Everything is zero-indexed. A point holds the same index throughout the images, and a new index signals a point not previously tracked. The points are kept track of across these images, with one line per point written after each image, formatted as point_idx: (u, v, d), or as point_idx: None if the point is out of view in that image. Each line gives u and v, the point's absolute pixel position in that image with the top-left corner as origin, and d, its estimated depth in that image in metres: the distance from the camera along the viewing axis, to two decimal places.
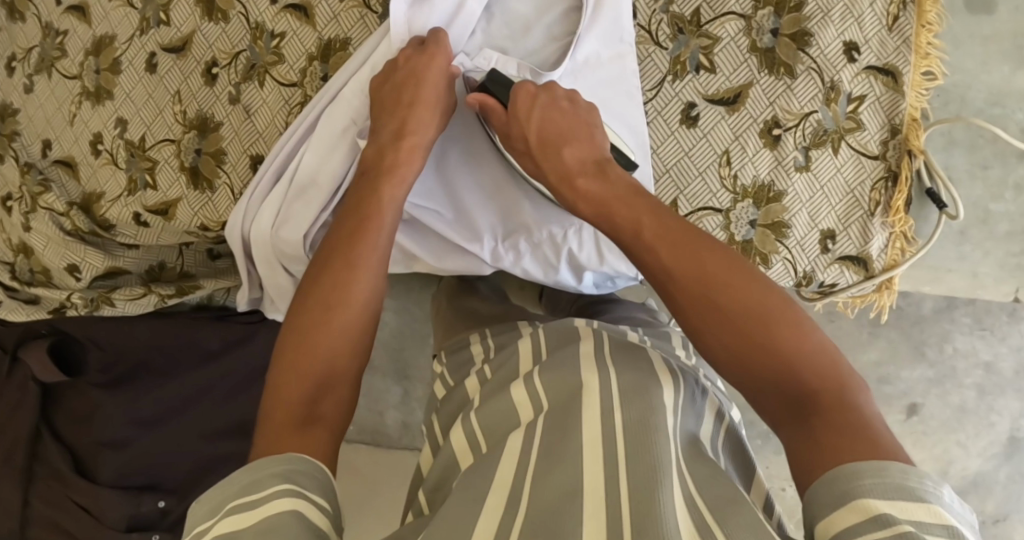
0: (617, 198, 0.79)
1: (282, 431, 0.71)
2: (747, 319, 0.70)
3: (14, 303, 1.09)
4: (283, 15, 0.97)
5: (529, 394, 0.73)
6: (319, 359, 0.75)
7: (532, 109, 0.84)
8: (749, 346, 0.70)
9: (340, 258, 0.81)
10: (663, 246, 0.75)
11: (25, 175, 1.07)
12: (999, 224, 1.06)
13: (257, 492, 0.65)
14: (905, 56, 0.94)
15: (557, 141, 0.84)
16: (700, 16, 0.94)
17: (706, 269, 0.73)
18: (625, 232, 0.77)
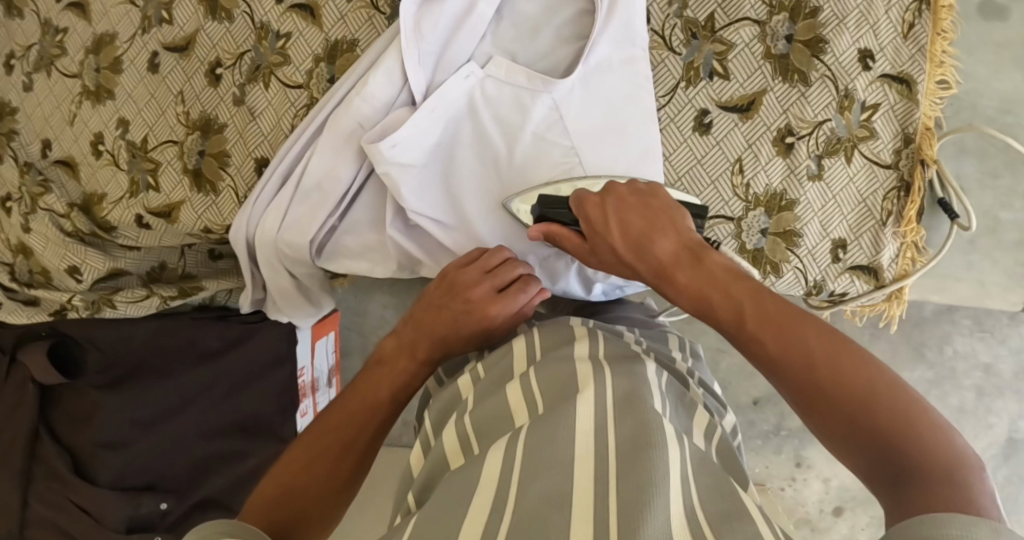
0: (714, 280, 0.74)
1: (272, 505, 0.78)
2: (862, 409, 0.65)
3: (13, 305, 1.07)
4: (289, 15, 0.95)
5: (524, 395, 0.74)
6: (322, 460, 0.80)
7: (606, 214, 0.81)
8: (863, 435, 0.65)
9: (379, 362, 0.88)
10: (763, 329, 0.70)
11: (24, 176, 1.05)
12: (1009, 233, 1.00)
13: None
14: (920, 64, 0.93)
15: (651, 229, 0.79)
16: (714, 21, 0.93)
17: (805, 350, 0.68)
18: (722, 315, 0.72)
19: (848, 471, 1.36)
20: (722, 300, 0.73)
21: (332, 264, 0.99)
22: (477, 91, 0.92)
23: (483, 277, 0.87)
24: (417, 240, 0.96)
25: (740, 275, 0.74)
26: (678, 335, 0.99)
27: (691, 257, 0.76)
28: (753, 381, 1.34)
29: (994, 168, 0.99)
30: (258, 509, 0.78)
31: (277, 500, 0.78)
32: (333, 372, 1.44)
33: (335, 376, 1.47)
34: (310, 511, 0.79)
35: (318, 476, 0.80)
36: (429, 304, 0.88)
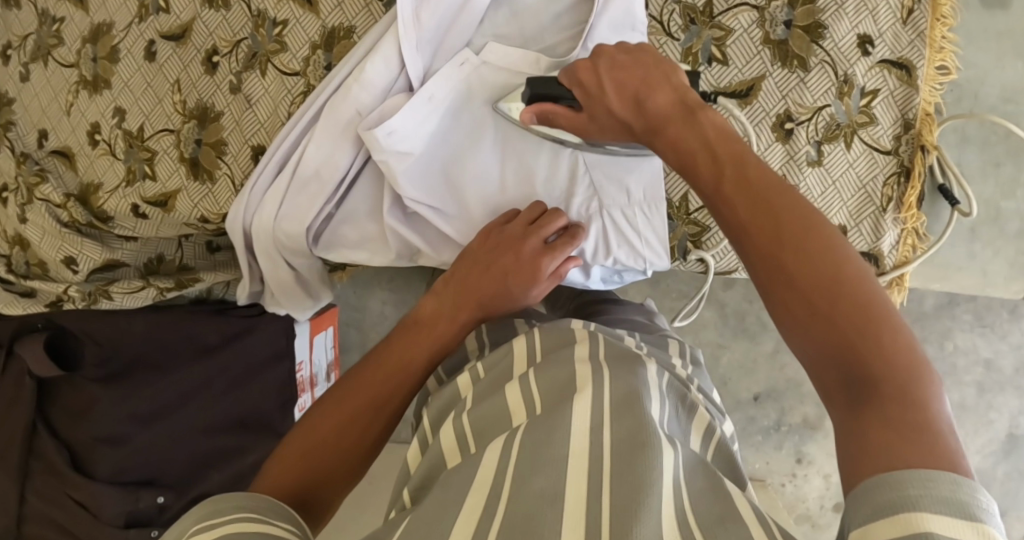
0: (704, 144, 0.72)
1: (293, 467, 0.75)
2: (818, 296, 0.64)
3: (8, 296, 1.06)
4: (286, 2, 0.95)
5: (524, 398, 0.73)
6: (349, 424, 0.78)
7: (602, 78, 0.78)
8: (819, 317, 0.63)
9: (409, 330, 0.87)
10: (745, 198, 0.68)
11: (21, 166, 1.04)
12: (1010, 222, 0.99)
13: (221, 518, 0.64)
14: (919, 49, 0.93)
15: (642, 90, 0.76)
16: (712, 6, 0.92)
17: (779, 225, 0.66)
18: (705, 181, 0.71)
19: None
20: (709, 170, 0.71)
21: (330, 252, 0.98)
22: (475, 76, 0.92)
23: (528, 231, 0.88)
24: (416, 228, 0.95)
25: (734, 141, 0.71)
26: (678, 341, 0.97)
27: (685, 114, 0.73)
28: (754, 376, 1.33)
29: (995, 157, 0.98)
30: (278, 474, 0.74)
31: (299, 464, 0.75)
32: (331, 368, 1.44)
33: (333, 372, 1.46)
34: (334, 475, 0.76)
35: (344, 440, 0.77)
36: (469, 259, 0.89)
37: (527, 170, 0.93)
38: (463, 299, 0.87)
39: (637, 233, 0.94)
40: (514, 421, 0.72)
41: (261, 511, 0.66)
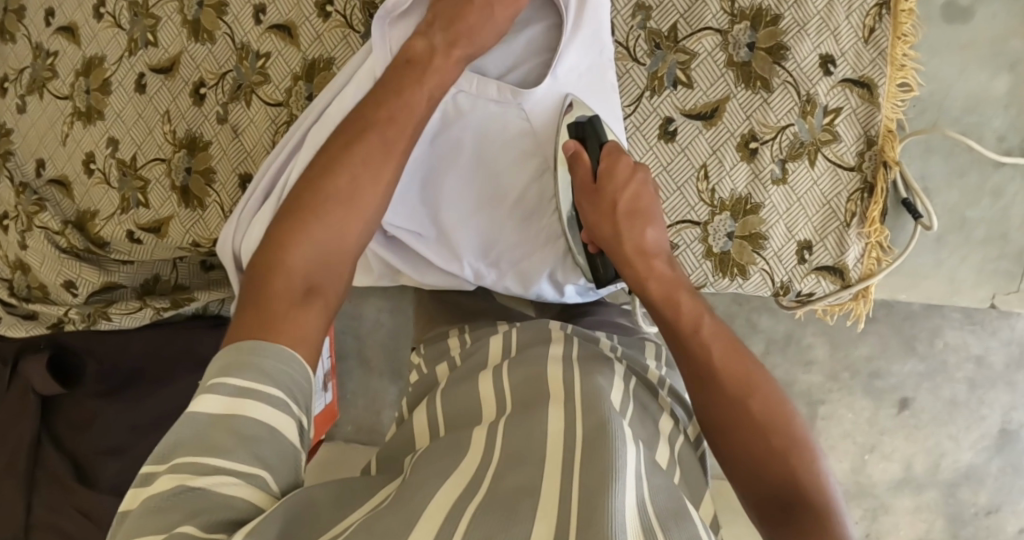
0: (683, 289, 0.86)
1: (277, 303, 0.73)
2: (769, 433, 0.79)
3: (12, 319, 1.11)
4: (268, 35, 1.00)
5: (496, 391, 0.80)
6: (322, 245, 0.77)
7: (633, 174, 0.89)
8: (765, 459, 0.78)
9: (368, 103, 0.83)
10: (714, 342, 0.83)
11: (20, 195, 1.09)
12: (976, 229, 1.00)
13: (200, 405, 0.66)
14: (880, 68, 0.96)
15: (644, 215, 0.88)
16: (677, 31, 0.96)
17: (742, 377, 0.81)
18: (684, 317, 0.85)
19: (842, 466, 1.36)
20: (685, 311, 0.85)
21: None
22: (449, 104, 0.94)
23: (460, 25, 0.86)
24: (400, 253, 0.98)
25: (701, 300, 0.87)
26: (656, 343, 0.99)
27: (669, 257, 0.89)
28: None
29: (962, 167, 0.99)
30: (258, 320, 0.71)
31: (282, 295, 0.73)
32: (328, 376, 1.48)
33: (331, 381, 1.49)
34: (323, 294, 0.76)
35: (323, 262, 0.77)
36: (442, 17, 0.86)
37: (503, 196, 0.97)
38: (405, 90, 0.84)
39: None
40: (487, 418, 0.78)
41: (239, 386, 0.67)
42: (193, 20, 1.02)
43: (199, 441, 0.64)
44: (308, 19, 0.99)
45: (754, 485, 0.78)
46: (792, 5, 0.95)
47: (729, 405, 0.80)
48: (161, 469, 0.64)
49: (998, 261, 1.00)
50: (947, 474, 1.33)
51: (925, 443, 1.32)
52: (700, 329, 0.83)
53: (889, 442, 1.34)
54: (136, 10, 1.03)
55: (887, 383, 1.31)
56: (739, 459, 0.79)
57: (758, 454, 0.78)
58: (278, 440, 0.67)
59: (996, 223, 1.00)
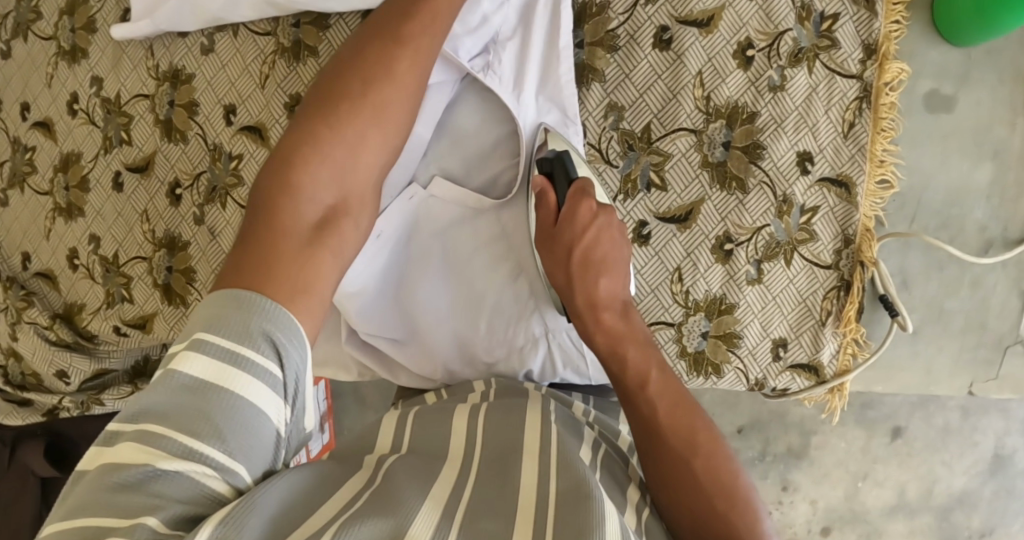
0: (632, 341, 0.80)
1: (284, 239, 0.69)
2: (715, 490, 0.72)
3: (8, 406, 1.13)
4: (239, 137, 1.00)
5: (470, 425, 0.76)
6: (333, 160, 0.74)
7: (589, 226, 0.84)
8: (710, 520, 0.71)
9: (368, 39, 0.80)
10: (664, 397, 0.77)
11: (7, 291, 1.11)
12: (953, 319, 0.99)
13: (179, 368, 0.60)
14: (859, 165, 0.94)
15: (600, 265, 0.83)
16: (650, 132, 0.95)
17: (699, 440, 0.75)
18: (633, 364, 0.78)
19: (834, 493, 1.32)
20: (634, 365, 0.78)
21: None
22: (421, 211, 0.95)
23: None
24: (376, 355, 0.99)
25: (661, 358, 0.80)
26: None
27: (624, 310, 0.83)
28: (736, 408, 1.33)
29: (939, 260, 0.98)
30: (266, 261, 0.66)
31: (290, 238, 0.69)
32: (325, 418, 1.51)
33: (328, 422, 1.53)
34: (335, 234, 0.73)
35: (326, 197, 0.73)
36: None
37: (474, 302, 0.96)
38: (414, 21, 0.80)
39: (580, 351, 0.96)
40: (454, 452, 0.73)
41: (222, 351, 0.60)
42: (166, 120, 1.02)
43: (170, 415, 0.59)
44: (279, 120, 0.98)
45: None
46: (769, 101, 0.93)
47: (680, 475, 0.73)
48: (126, 431, 0.58)
49: (975, 349, 1.00)
50: (941, 499, 1.28)
51: (920, 469, 1.28)
52: (651, 389, 0.77)
53: (881, 470, 1.30)
54: (110, 108, 1.04)
55: (879, 412, 1.28)
56: (687, 527, 0.71)
57: (708, 533, 0.71)
58: (257, 424, 0.60)
59: (973, 313, 0.99)
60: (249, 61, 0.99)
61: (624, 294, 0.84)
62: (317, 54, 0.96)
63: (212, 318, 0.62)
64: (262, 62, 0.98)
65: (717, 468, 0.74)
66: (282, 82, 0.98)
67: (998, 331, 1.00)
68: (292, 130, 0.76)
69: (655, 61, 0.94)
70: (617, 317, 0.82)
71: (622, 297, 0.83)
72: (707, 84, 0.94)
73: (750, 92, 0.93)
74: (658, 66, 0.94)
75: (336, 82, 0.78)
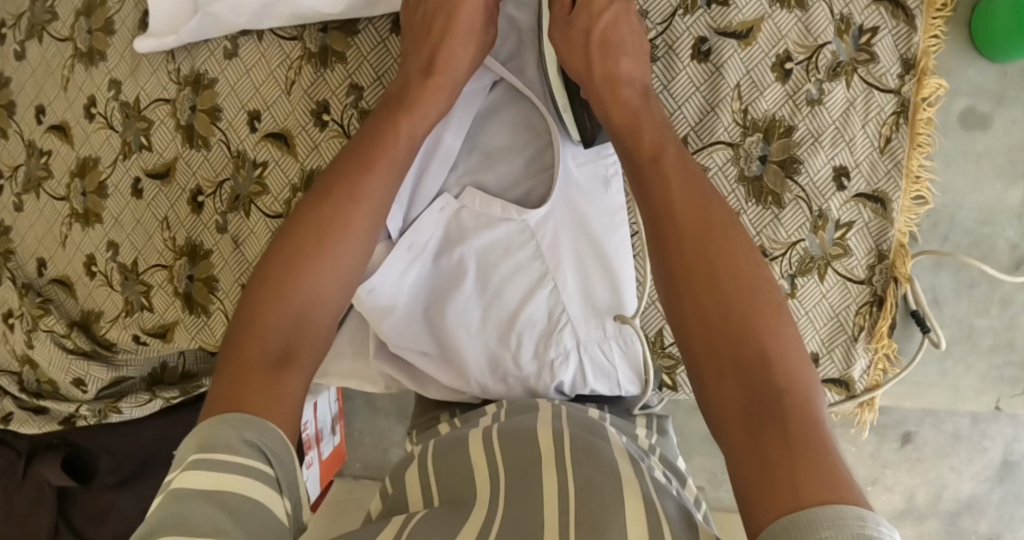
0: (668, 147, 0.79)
1: (249, 364, 0.71)
2: (739, 302, 0.69)
3: (24, 414, 1.11)
4: (264, 144, 0.97)
5: (486, 456, 0.75)
6: (310, 273, 0.76)
7: (590, 42, 0.87)
8: (726, 329, 0.68)
9: (346, 163, 0.82)
10: (686, 205, 0.74)
11: (23, 297, 1.08)
12: (983, 338, 0.99)
13: (182, 485, 0.62)
14: (895, 180, 0.93)
15: (622, 77, 0.86)
16: (687, 145, 0.94)
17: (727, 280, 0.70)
18: (648, 174, 0.77)
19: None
20: (647, 152, 0.79)
21: (323, 380, 1.00)
22: (453, 222, 0.94)
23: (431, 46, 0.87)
24: (406, 368, 0.97)
25: (691, 168, 0.77)
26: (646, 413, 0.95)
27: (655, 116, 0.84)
28: None
29: (971, 278, 0.97)
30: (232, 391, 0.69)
31: (253, 363, 0.71)
32: (336, 420, 1.49)
33: (339, 423, 1.52)
34: (302, 351, 0.74)
35: (296, 330, 0.74)
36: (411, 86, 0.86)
37: (510, 314, 0.93)
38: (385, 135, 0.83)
39: (611, 362, 0.94)
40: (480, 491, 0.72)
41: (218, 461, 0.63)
42: (187, 125, 0.99)
43: (181, 525, 0.60)
44: (305, 127, 0.96)
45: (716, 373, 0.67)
46: (806, 115, 0.93)
47: (702, 321, 0.69)
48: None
49: (1003, 366, 1.00)
50: (949, 504, 1.20)
51: (928, 475, 1.19)
52: (671, 218, 0.74)
53: (890, 474, 1.21)
54: (129, 112, 1.01)
55: (890, 418, 1.18)
56: (704, 342, 0.68)
57: (741, 395, 0.66)
58: (266, 523, 0.63)
59: (1003, 332, 0.99)
60: (274, 66, 0.96)
61: (642, 79, 0.87)
62: (346, 60, 0.94)
63: (206, 437, 0.65)
64: (288, 68, 0.96)
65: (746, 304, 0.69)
66: (309, 88, 0.95)
67: None
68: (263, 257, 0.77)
69: (693, 72, 0.93)
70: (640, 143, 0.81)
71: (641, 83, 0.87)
72: (745, 97, 0.93)
73: (787, 106, 0.93)
74: (696, 78, 0.93)
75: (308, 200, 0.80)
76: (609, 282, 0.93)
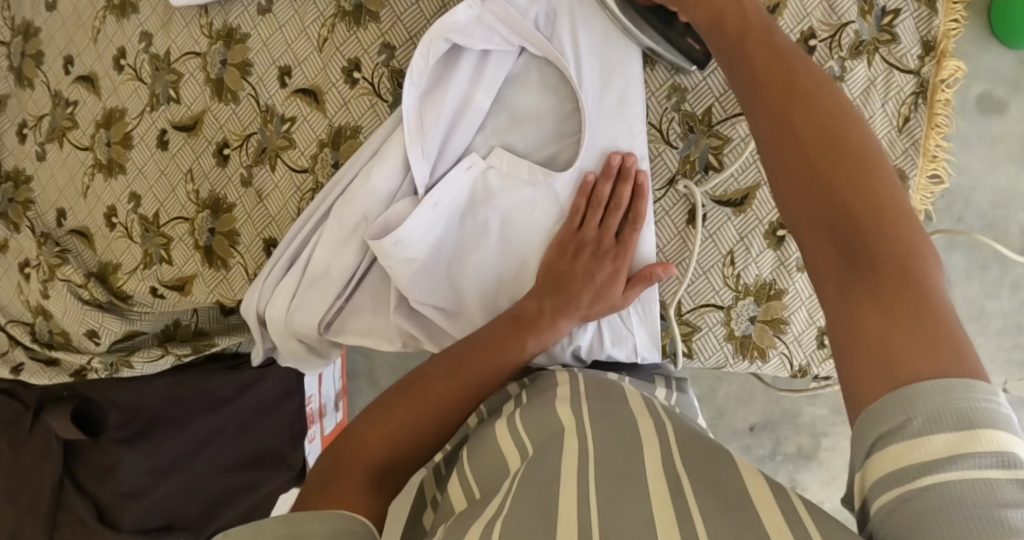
0: (753, 29, 0.78)
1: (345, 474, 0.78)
2: (840, 171, 0.67)
3: (35, 365, 1.11)
4: (294, 99, 0.98)
5: (515, 443, 0.75)
6: (412, 419, 0.83)
7: None
8: (828, 199, 0.66)
9: (496, 324, 0.91)
10: (777, 85, 0.74)
11: (41, 246, 1.10)
12: (992, 321, 1.03)
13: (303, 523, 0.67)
14: (912, 158, 0.95)
15: None
16: (712, 115, 0.95)
17: (825, 120, 0.70)
18: (738, 64, 0.78)
19: (841, 495, 1.34)
20: (739, 43, 0.78)
21: (340, 338, 1.00)
22: (478, 183, 0.94)
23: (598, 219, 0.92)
24: (424, 324, 0.98)
25: (789, 55, 0.75)
26: (666, 379, 0.97)
27: None
28: (750, 407, 1.34)
29: (983, 260, 1.02)
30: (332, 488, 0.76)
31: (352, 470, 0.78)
32: (340, 397, 1.49)
33: (342, 401, 1.50)
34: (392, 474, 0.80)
35: (398, 450, 0.81)
36: (554, 283, 0.92)
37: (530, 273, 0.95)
38: (548, 311, 0.91)
39: (626, 326, 0.96)
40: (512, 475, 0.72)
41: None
42: (217, 79, 1.00)
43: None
44: (336, 85, 0.97)
45: (821, 237, 0.66)
46: None
47: (805, 180, 0.69)
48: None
49: (1011, 349, 1.04)
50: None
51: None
52: (767, 100, 0.74)
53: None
54: (158, 64, 1.02)
55: None
56: (809, 213, 0.68)
57: (838, 254, 0.65)
58: None
59: (1014, 315, 1.03)
60: (308, 23, 0.97)
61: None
62: (379, 19, 0.95)
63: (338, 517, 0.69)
64: (321, 26, 0.97)
65: (851, 155, 0.67)
66: (342, 46, 0.96)
67: None
68: (388, 397, 0.86)
69: None
70: (745, 31, 0.79)
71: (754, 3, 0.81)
72: None
73: None
74: None
75: (446, 359, 0.88)
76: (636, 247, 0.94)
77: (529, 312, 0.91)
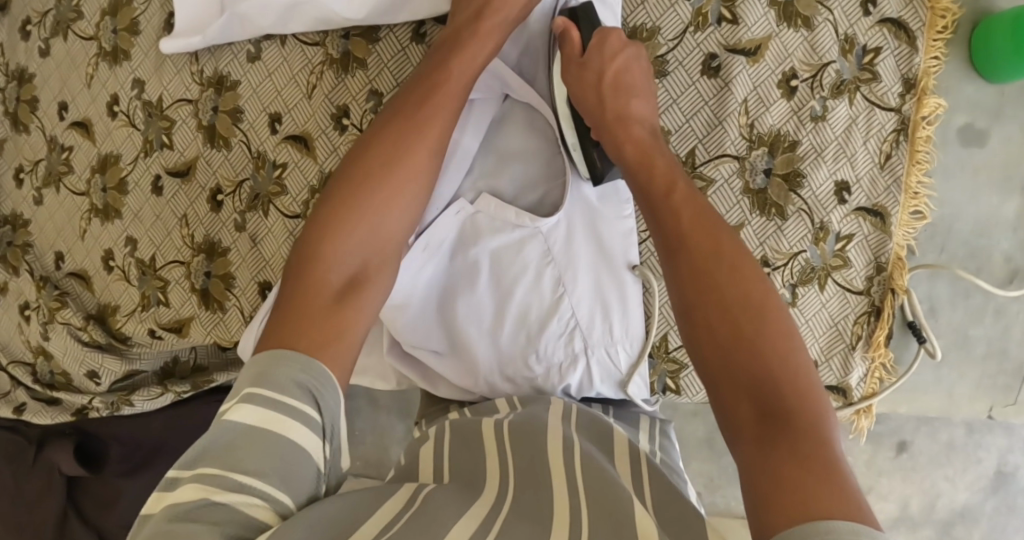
0: (660, 158, 0.85)
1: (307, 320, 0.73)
2: (742, 312, 0.70)
3: (37, 405, 1.14)
4: (285, 146, 0.99)
5: (498, 444, 0.78)
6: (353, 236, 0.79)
7: (616, 54, 0.91)
8: (736, 334, 0.70)
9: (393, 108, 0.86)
10: (686, 212, 0.78)
11: (40, 290, 1.11)
12: (977, 346, 1.05)
13: (235, 417, 0.66)
14: (894, 195, 0.96)
15: (627, 89, 0.90)
16: (695, 156, 0.97)
17: (727, 260, 0.74)
18: (652, 188, 0.82)
19: None
20: (659, 185, 0.82)
21: None
22: (468, 225, 0.96)
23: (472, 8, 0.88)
24: (418, 366, 1.00)
25: (702, 202, 0.79)
26: (650, 418, 0.97)
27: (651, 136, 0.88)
28: None
29: (965, 289, 1.04)
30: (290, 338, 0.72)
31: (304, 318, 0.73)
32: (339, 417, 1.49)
33: None
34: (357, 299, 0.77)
35: (365, 244, 0.79)
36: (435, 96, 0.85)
37: (515, 310, 0.95)
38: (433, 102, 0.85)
39: (616, 364, 0.96)
40: (491, 484, 0.74)
41: (278, 400, 0.67)
42: (209, 125, 1.02)
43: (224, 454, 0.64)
44: (326, 132, 0.98)
45: (727, 383, 0.69)
46: (810, 131, 0.96)
47: (713, 312, 0.71)
48: (155, 512, 0.62)
49: (995, 375, 1.05)
50: (944, 514, 1.18)
51: (923, 484, 1.17)
52: (684, 242, 0.76)
53: (885, 483, 1.18)
54: (151, 111, 1.03)
55: (885, 428, 1.16)
56: (716, 357, 0.70)
57: (745, 391, 0.67)
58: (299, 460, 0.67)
59: (997, 340, 1.05)
60: (296, 70, 0.98)
61: (653, 119, 0.91)
62: (366, 66, 0.97)
63: (268, 374, 0.69)
64: (310, 72, 0.98)
65: (754, 295, 0.72)
66: (331, 93, 0.98)
67: (1018, 358, 1.05)
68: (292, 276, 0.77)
69: (702, 87, 0.96)
70: (651, 167, 0.84)
71: (648, 125, 0.89)
72: (752, 112, 0.96)
73: (792, 121, 0.96)
74: (705, 92, 0.97)
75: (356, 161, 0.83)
76: (618, 293, 0.96)
77: (415, 119, 0.84)
